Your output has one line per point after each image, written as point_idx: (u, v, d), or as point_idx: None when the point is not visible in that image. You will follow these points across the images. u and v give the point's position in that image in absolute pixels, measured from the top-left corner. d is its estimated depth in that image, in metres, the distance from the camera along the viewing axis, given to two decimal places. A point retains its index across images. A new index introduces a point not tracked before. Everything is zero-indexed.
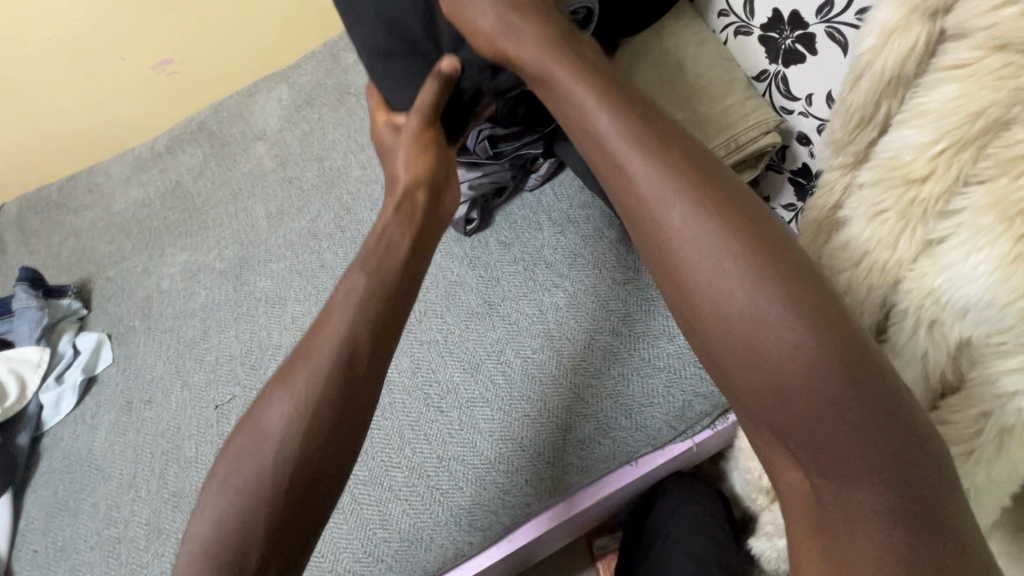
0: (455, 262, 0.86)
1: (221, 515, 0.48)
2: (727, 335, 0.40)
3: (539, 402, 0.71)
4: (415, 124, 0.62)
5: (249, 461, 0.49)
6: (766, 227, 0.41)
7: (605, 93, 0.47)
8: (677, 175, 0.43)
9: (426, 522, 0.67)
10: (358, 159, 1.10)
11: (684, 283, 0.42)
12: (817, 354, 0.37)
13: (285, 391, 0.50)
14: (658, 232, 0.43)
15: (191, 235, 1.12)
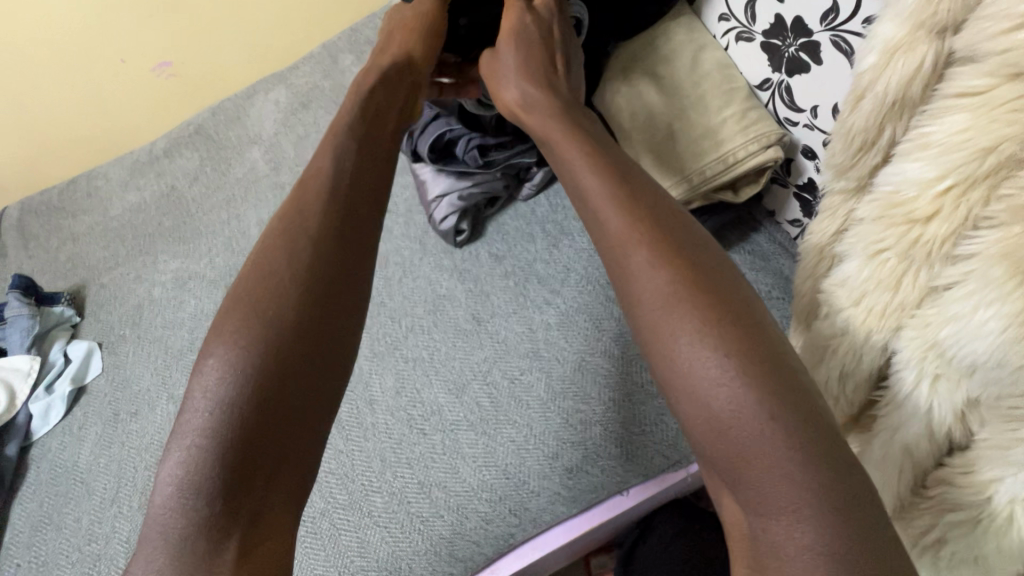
0: (446, 276, 0.84)
1: (227, 407, 0.42)
2: (674, 376, 0.39)
3: (525, 427, 0.68)
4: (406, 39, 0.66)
5: (235, 359, 0.44)
6: (721, 273, 0.41)
7: (590, 147, 0.50)
8: (644, 228, 0.43)
9: (405, 551, 0.65)
10: None
11: (644, 326, 0.41)
12: (759, 405, 0.36)
13: (285, 278, 0.48)
14: (621, 279, 0.43)
15: (184, 241, 1.11)
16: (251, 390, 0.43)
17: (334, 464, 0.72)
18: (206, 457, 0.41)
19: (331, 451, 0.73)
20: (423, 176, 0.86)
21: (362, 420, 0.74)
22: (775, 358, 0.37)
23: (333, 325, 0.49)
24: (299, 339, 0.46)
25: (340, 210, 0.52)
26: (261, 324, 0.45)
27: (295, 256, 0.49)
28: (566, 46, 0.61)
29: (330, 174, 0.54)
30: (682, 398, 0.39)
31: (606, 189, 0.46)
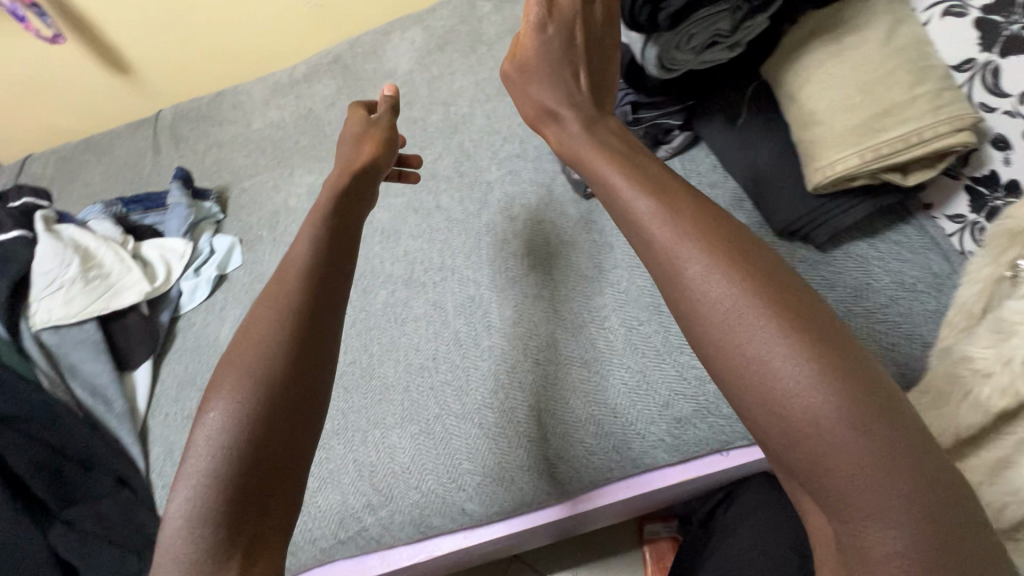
0: (572, 223, 0.87)
1: (226, 452, 0.45)
2: (743, 384, 0.39)
3: (638, 372, 0.71)
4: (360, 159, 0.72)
5: (231, 411, 0.47)
6: (785, 284, 0.41)
7: (634, 178, 0.49)
8: (702, 236, 0.43)
9: (510, 463, 0.70)
10: (481, 108, 1.11)
11: (709, 337, 0.40)
12: (838, 409, 0.35)
13: (265, 330, 0.51)
14: (679, 294, 0.43)
15: (319, 160, 1.19)
16: (244, 437, 0.46)
17: (451, 376, 0.78)
18: (208, 492, 0.44)
19: (429, 368, 0.80)
20: None
21: (479, 341, 0.80)
22: (852, 361, 0.37)
23: (310, 374, 0.50)
24: (287, 392, 0.48)
25: (312, 278, 0.55)
26: (254, 382, 0.48)
27: (277, 311, 0.52)
28: (588, 52, 0.64)
29: (305, 253, 0.57)
30: (757, 405, 0.38)
31: (660, 212, 0.46)
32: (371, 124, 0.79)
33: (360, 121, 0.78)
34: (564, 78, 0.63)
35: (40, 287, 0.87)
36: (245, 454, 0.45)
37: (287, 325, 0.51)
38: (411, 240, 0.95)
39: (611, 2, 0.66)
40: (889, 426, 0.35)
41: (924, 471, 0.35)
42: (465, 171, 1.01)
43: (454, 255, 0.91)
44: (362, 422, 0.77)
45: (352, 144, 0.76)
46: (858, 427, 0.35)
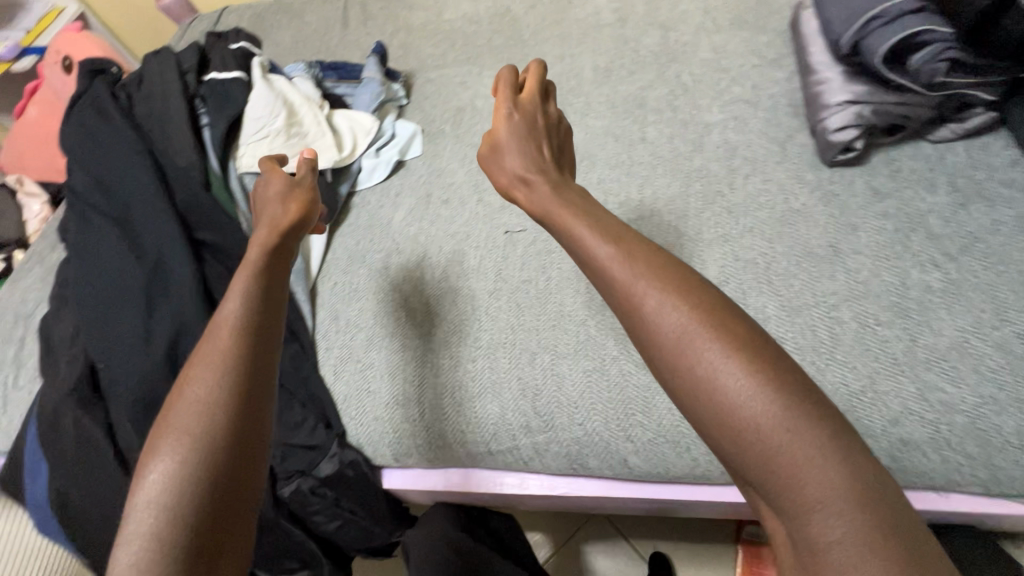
0: (804, 190, 0.76)
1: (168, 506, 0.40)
2: (705, 406, 0.39)
3: (867, 378, 0.61)
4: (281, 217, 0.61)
5: (174, 467, 0.41)
6: (730, 309, 0.42)
7: (597, 227, 0.48)
8: (649, 263, 0.45)
9: (688, 430, 0.65)
10: (709, 40, 0.98)
11: (668, 360, 0.41)
12: (778, 412, 0.37)
13: (204, 366, 0.46)
14: (637, 323, 0.43)
15: (512, 64, 1.12)
16: (190, 484, 0.41)
17: None
18: (158, 539, 0.39)
19: (583, 303, 0.76)
20: (826, 79, 0.76)
21: None
22: (787, 367, 0.39)
23: (259, 396, 0.47)
24: (233, 442, 0.44)
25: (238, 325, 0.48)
26: (199, 432, 0.43)
27: (212, 349, 0.47)
28: (554, 138, 0.62)
29: (239, 299, 0.51)
30: (712, 422, 0.39)
31: (617, 248, 0.46)
32: (294, 181, 0.67)
33: (283, 179, 0.66)
34: (540, 154, 0.59)
35: (249, 132, 0.90)
36: (194, 497, 0.41)
37: (230, 348, 0.47)
38: (608, 169, 0.88)
39: (556, 99, 0.66)
40: (827, 430, 0.37)
41: (865, 474, 0.36)
42: (681, 107, 0.91)
43: (655, 195, 0.83)
44: (532, 343, 0.75)
45: (276, 206, 0.63)
46: (795, 432, 0.37)
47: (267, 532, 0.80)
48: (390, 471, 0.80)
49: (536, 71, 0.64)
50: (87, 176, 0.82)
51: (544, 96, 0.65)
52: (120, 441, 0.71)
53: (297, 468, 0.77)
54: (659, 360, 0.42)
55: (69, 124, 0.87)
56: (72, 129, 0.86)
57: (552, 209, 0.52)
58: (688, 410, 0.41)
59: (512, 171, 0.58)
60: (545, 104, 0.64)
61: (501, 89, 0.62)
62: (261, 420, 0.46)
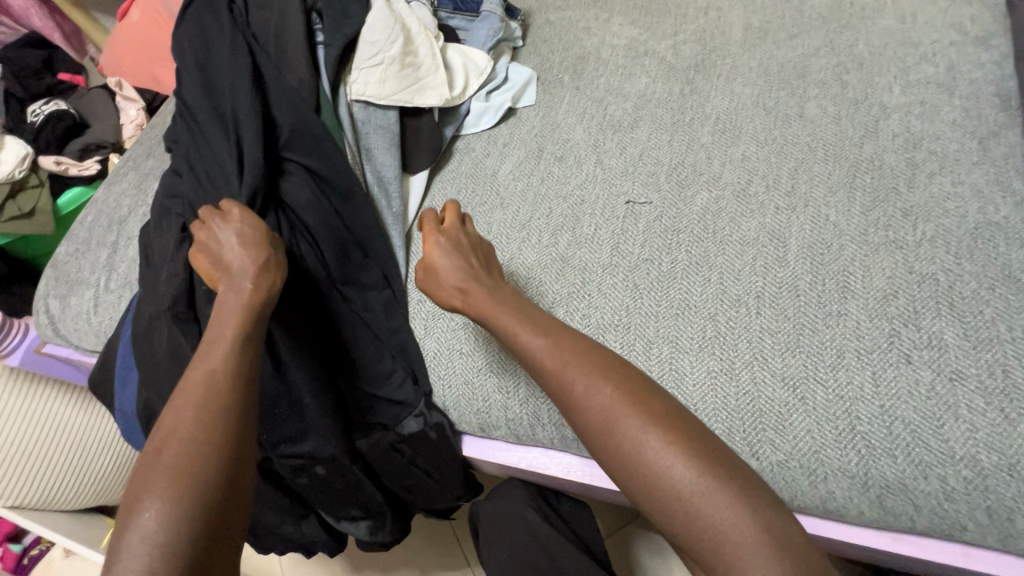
0: (1009, 201, 0.63)
1: (153, 536, 0.42)
2: (631, 479, 0.48)
3: None
4: (246, 278, 0.57)
5: (163, 498, 0.43)
6: (646, 388, 0.51)
7: (533, 318, 0.57)
8: (578, 353, 0.53)
9: (832, 459, 0.56)
10: (896, 8, 0.83)
11: (600, 442, 0.49)
12: (694, 475, 0.45)
13: (187, 404, 0.48)
14: (572, 406, 0.51)
15: (647, 13, 0.99)
16: (181, 512, 0.43)
17: (776, 326, 0.63)
18: (152, 566, 0.41)
19: (715, 294, 0.67)
20: None
21: (827, 302, 0.63)
22: (693, 438, 0.48)
23: (244, 425, 0.49)
24: (228, 470, 0.46)
25: (226, 372, 0.50)
26: (190, 462, 0.45)
27: (192, 390, 0.49)
28: (482, 257, 0.65)
29: (219, 353, 0.52)
30: (641, 488, 0.47)
31: (549, 340, 0.54)
32: (245, 224, 0.61)
33: (237, 227, 0.60)
34: (472, 268, 0.62)
35: (363, 56, 0.83)
36: (186, 519, 0.43)
37: (211, 389, 0.49)
38: (755, 145, 0.77)
39: (471, 220, 0.70)
40: (736, 488, 0.45)
41: (777, 530, 0.43)
42: (853, 83, 0.78)
43: (812, 182, 0.71)
44: (649, 330, 0.67)
45: (239, 257, 0.58)
46: (710, 497, 0.44)
47: (337, 482, 0.76)
48: (471, 439, 0.77)
49: (451, 208, 0.68)
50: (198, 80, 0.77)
51: (461, 219, 0.68)
52: None
53: (382, 420, 0.74)
54: (595, 441, 0.50)
55: (183, 26, 0.82)
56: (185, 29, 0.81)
57: (490, 307, 0.58)
58: (621, 478, 0.49)
59: (451, 293, 0.62)
60: (467, 227, 0.68)
61: (430, 228, 0.66)
62: (244, 448, 0.49)
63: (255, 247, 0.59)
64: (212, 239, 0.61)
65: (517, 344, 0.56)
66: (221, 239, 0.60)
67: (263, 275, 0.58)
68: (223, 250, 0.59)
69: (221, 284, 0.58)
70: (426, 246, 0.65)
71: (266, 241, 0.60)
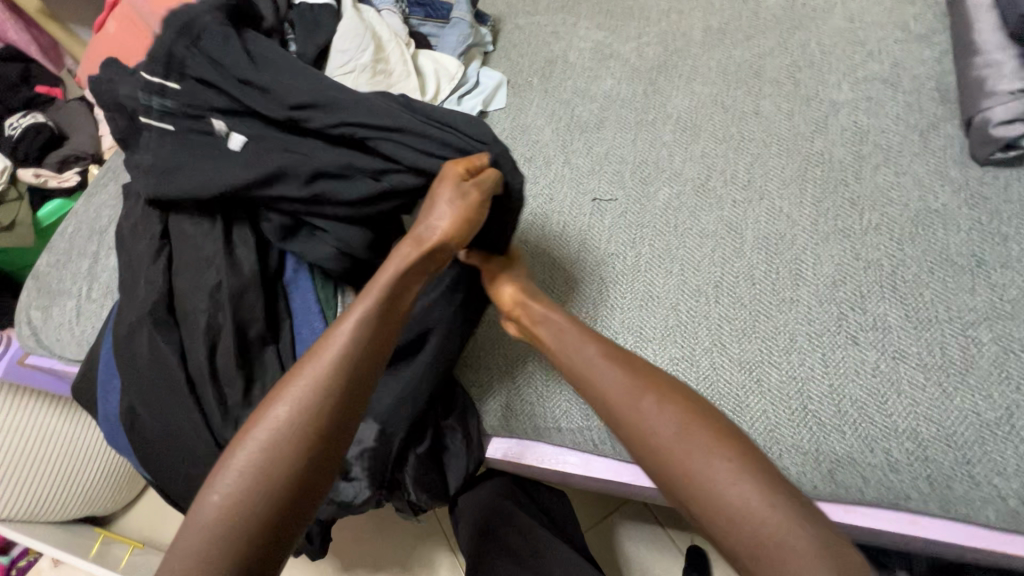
0: (947, 189, 0.67)
1: (229, 506, 0.47)
2: (694, 498, 0.48)
3: (1002, 411, 0.54)
4: (426, 236, 0.61)
5: (246, 472, 0.49)
6: (709, 411, 0.52)
7: (600, 342, 0.59)
8: (643, 378, 0.55)
9: (784, 438, 0.59)
10: (846, 9, 0.86)
11: (663, 460, 0.50)
12: (760, 495, 0.46)
13: (297, 387, 0.52)
14: (635, 426, 0.53)
15: (613, 17, 1.02)
16: (253, 491, 0.48)
17: (733, 314, 0.66)
18: (221, 530, 0.47)
19: (676, 285, 0.70)
20: (995, 61, 0.67)
21: (780, 289, 0.66)
22: (761, 453, 0.49)
23: (334, 425, 0.52)
24: (308, 466, 0.50)
25: (340, 368, 0.53)
26: (276, 447, 0.49)
27: (305, 376, 0.53)
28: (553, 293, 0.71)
29: (343, 344, 0.54)
30: (705, 510, 0.48)
31: (615, 364, 0.56)
32: (457, 188, 0.62)
33: (451, 188, 0.62)
34: (537, 289, 0.68)
35: (335, 64, 0.86)
36: (255, 503, 0.48)
37: (320, 379, 0.52)
38: (713, 143, 0.80)
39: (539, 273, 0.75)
40: (801, 510, 0.45)
41: (843, 557, 0.43)
42: (804, 80, 0.82)
43: (766, 176, 0.75)
44: (614, 321, 0.70)
45: (441, 207, 0.62)
46: (773, 503, 0.46)
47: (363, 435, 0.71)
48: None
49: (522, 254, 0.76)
50: (292, 98, 0.68)
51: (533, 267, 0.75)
52: (190, 368, 0.72)
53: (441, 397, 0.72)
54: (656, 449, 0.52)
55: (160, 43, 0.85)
56: (253, 44, 0.73)
57: (565, 326, 0.62)
58: (685, 500, 0.49)
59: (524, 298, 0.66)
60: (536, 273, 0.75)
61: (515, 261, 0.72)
62: (329, 444, 0.52)
63: (444, 207, 0.62)
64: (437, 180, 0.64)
65: (586, 363, 0.58)
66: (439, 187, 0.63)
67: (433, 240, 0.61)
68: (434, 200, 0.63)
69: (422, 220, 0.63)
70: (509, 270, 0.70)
71: (454, 206, 0.62)
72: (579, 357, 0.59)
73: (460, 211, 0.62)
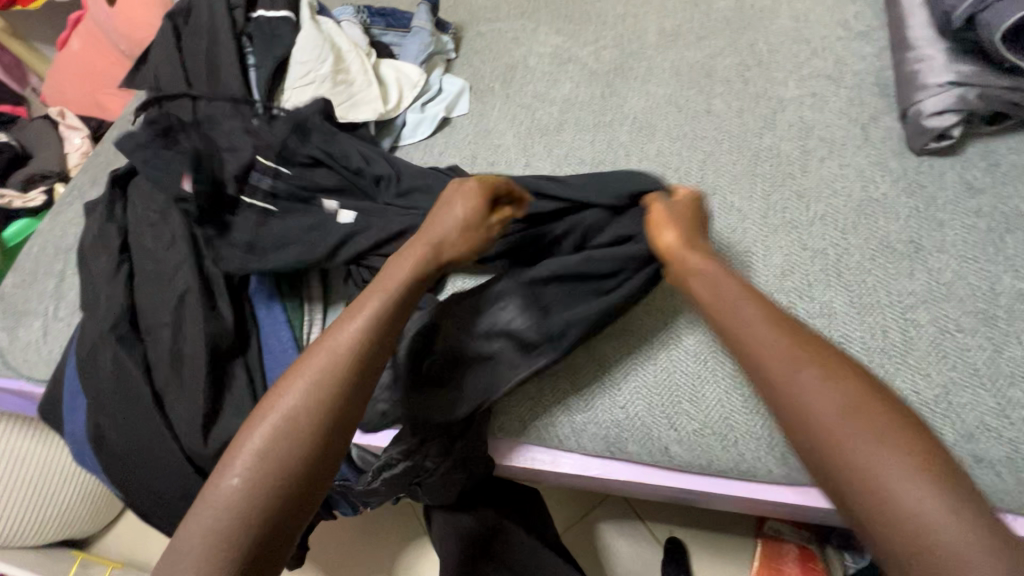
0: (887, 179, 0.70)
1: (234, 499, 0.47)
2: (855, 491, 0.40)
3: (940, 388, 0.57)
4: (432, 242, 0.61)
5: (250, 465, 0.49)
6: (884, 393, 0.43)
7: (758, 302, 0.50)
8: (805, 348, 0.46)
9: (739, 423, 0.61)
10: (791, 7, 0.90)
11: (818, 441, 0.42)
12: (938, 500, 0.38)
13: (304, 379, 0.52)
14: (790, 399, 0.44)
15: (571, 21, 1.04)
16: (253, 484, 0.48)
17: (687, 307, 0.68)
18: (226, 521, 0.46)
19: None
20: (925, 55, 0.69)
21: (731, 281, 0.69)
22: (944, 453, 0.40)
23: (339, 418, 0.52)
24: (309, 461, 0.50)
25: (345, 360, 0.53)
26: (281, 440, 0.49)
27: (314, 369, 0.52)
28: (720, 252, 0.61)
29: (349, 337, 0.54)
30: (867, 510, 0.39)
31: (768, 326, 0.48)
32: (468, 205, 0.63)
33: (459, 204, 0.62)
34: (704, 243, 0.58)
35: (295, 76, 0.86)
36: (259, 494, 0.48)
37: (327, 370, 0.52)
38: (668, 142, 0.83)
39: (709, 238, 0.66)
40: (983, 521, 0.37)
41: None
42: (753, 79, 0.84)
43: (718, 173, 0.77)
44: None
45: (447, 215, 0.62)
46: (961, 512, 0.37)
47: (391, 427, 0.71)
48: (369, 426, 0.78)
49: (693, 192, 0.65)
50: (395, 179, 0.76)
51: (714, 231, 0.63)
52: (156, 381, 0.72)
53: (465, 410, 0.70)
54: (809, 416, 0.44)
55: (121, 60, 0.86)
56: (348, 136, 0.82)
57: (718, 279, 0.53)
58: (845, 496, 0.41)
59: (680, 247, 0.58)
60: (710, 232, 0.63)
61: (683, 206, 0.62)
62: (336, 435, 0.51)
63: (450, 216, 0.62)
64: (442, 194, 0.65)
65: (749, 326, 0.48)
66: (448, 203, 0.63)
67: (440, 251, 0.61)
68: (442, 212, 0.63)
69: (426, 230, 0.62)
70: (678, 216, 0.61)
71: (462, 222, 0.62)
72: (733, 312, 0.50)
73: (467, 225, 0.62)
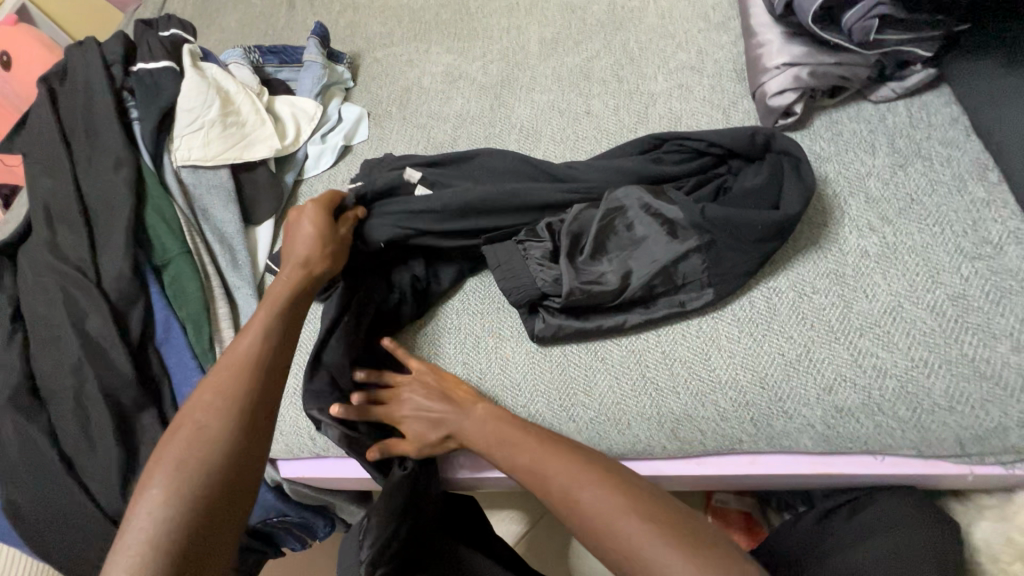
0: None
1: (163, 498, 0.46)
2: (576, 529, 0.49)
3: (801, 347, 0.61)
4: (297, 257, 0.67)
5: (174, 464, 0.48)
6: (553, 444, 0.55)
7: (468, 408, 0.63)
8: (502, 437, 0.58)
9: (629, 405, 0.64)
10: (658, 6, 0.94)
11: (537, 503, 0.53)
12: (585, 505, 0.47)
13: (211, 385, 0.54)
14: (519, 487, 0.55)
15: (460, 39, 1.07)
16: (183, 478, 0.47)
17: None
18: (165, 518, 0.45)
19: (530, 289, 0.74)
20: (765, 40, 0.74)
21: None
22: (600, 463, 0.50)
23: (257, 404, 0.54)
24: (235, 447, 0.50)
25: (248, 360, 0.56)
26: (201, 434, 0.50)
27: (222, 373, 0.55)
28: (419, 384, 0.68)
29: (249, 342, 0.58)
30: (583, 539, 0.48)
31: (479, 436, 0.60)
32: (312, 221, 0.70)
33: (302, 226, 0.70)
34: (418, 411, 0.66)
35: (182, 123, 0.87)
36: (191, 482, 0.47)
37: (233, 369, 0.55)
38: (553, 145, 0.86)
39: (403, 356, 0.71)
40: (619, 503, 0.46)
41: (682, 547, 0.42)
42: (626, 77, 0.89)
43: None
44: (477, 327, 0.74)
45: (299, 239, 0.69)
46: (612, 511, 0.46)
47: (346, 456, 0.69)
48: (293, 460, 0.80)
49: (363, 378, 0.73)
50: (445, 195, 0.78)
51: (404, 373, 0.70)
52: (64, 445, 0.72)
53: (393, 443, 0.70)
54: (570, 521, 0.49)
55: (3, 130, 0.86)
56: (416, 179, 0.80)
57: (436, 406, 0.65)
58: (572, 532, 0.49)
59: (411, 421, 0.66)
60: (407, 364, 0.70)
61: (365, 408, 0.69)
62: (262, 416, 0.54)
63: (301, 236, 0.69)
64: (286, 229, 0.72)
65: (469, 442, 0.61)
66: (292, 229, 0.71)
67: (307, 261, 0.67)
68: (292, 237, 0.70)
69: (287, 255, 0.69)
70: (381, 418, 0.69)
71: (314, 234, 0.69)
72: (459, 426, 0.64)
73: (318, 232, 0.69)
